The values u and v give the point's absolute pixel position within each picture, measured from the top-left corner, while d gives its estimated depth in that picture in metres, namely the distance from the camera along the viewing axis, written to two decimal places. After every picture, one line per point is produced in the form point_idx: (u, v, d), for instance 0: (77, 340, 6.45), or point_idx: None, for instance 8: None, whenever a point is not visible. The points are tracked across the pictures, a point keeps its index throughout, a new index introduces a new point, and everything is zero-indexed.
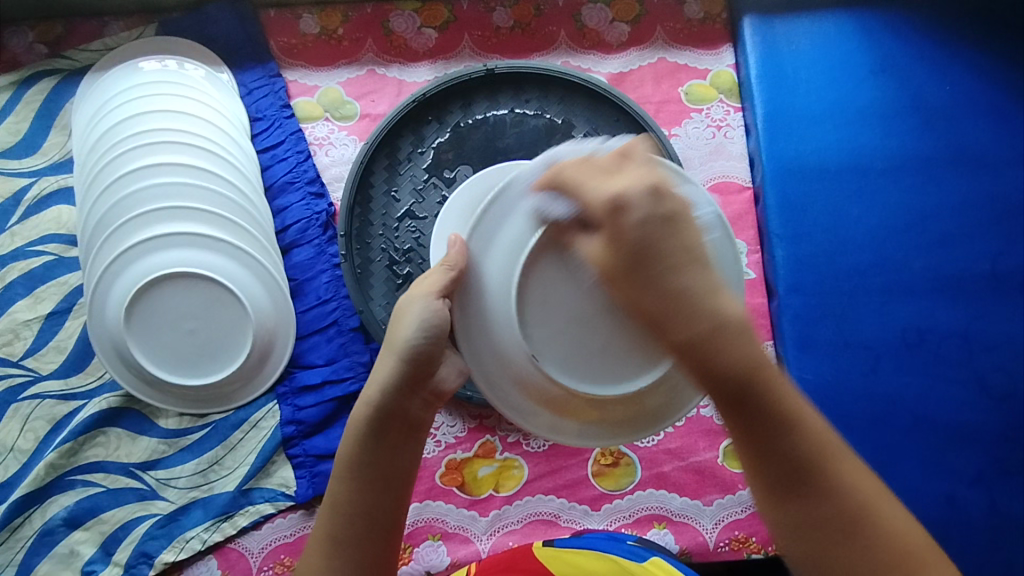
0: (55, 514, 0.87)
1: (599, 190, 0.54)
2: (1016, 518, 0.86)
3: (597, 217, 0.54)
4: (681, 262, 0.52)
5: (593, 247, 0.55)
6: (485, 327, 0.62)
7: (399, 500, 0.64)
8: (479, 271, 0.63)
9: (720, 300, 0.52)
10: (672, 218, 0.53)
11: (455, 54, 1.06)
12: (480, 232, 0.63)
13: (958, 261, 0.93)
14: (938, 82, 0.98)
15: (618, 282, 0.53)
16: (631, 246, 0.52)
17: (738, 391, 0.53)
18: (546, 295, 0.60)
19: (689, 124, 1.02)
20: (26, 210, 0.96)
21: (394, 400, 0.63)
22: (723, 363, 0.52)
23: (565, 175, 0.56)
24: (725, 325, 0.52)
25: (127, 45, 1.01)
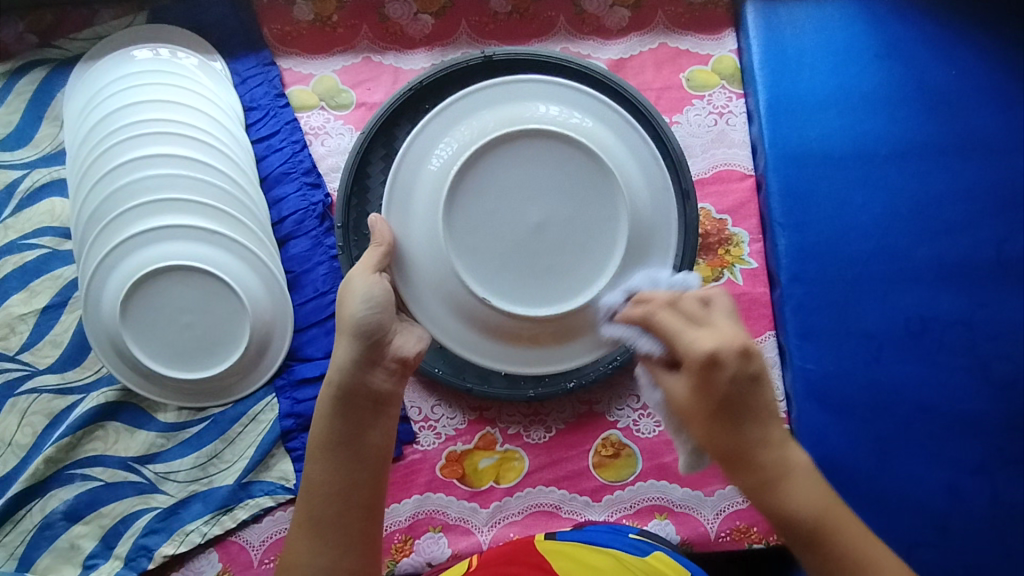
0: (55, 508, 0.87)
1: (693, 346, 0.60)
2: (1019, 507, 0.85)
3: (686, 364, 0.61)
4: (758, 414, 0.60)
5: (678, 387, 0.63)
6: (427, 280, 0.83)
7: (374, 478, 0.66)
8: (406, 241, 0.84)
9: (788, 449, 0.60)
10: (755, 375, 0.60)
11: (452, 41, 1.04)
12: (395, 210, 0.86)
13: (963, 248, 0.92)
14: (943, 67, 0.97)
15: (703, 420, 0.61)
16: (717, 399, 0.59)
17: (805, 541, 0.59)
18: (473, 226, 0.83)
19: (691, 111, 1.00)
20: (19, 203, 0.95)
21: (356, 376, 0.65)
22: (792, 502, 0.59)
23: (656, 320, 0.65)
24: (792, 471, 0.60)
25: (119, 33, 0.99)
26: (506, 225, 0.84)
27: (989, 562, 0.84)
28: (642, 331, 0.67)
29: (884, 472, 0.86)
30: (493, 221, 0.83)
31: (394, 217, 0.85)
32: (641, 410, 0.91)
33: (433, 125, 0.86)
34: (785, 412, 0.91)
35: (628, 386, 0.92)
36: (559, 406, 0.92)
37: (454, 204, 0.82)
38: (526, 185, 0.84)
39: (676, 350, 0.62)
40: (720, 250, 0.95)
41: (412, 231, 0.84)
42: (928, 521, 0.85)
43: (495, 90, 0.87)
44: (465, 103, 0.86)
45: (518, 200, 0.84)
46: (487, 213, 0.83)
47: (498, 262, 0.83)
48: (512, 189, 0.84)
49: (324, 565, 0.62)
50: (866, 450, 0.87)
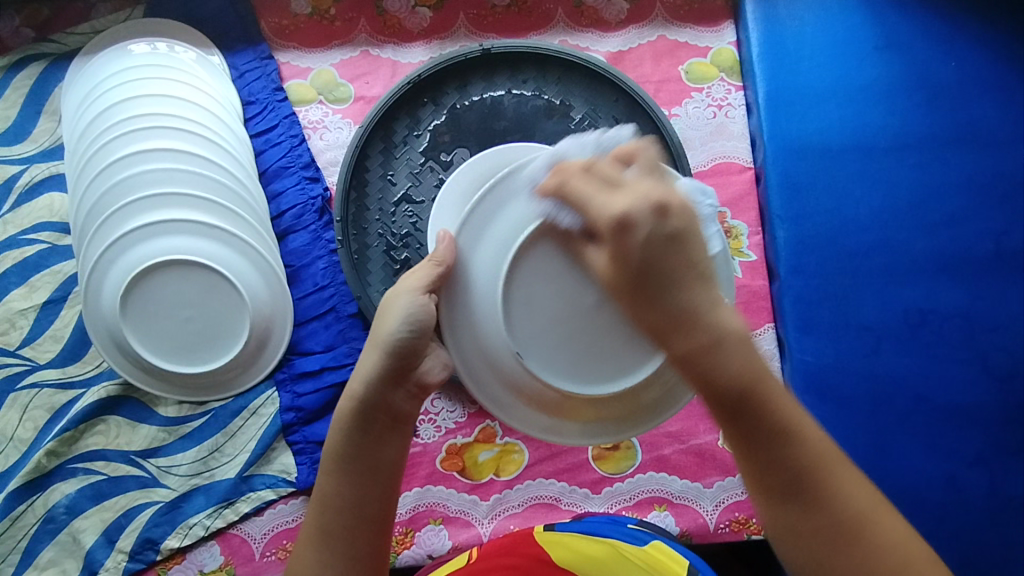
0: (58, 502, 0.87)
1: (603, 210, 0.54)
2: (1017, 498, 0.86)
3: (603, 233, 0.54)
4: (683, 279, 0.53)
5: (600, 259, 0.56)
6: (471, 323, 0.63)
7: (387, 493, 0.64)
8: (467, 264, 0.63)
9: (720, 310, 0.54)
10: (677, 234, 0.53)
11: (450, 34, 1.04)
12: (470, 226, 0.63)
13: (961, 240, 0.92)
14: (943, 58, 0.96)
15: (628, 296, 0.54)
16: (636, 267, 0.53)
17: (733, 407, 0.54)
18: (532, 298, 0.60)
19: (690, 104, 1.00)
20: (17, 198, 0.95)
21: (376, 392, 0.62)
22: (722, 372, 0.53)
23: (571, 187, 0.56)
24: (727, 337, 0.53)
25: (116, 27, 0.99)
26: (564, 298, 0.60)
27: (987, 553, 0.84)
28: (557, 202, 0.58)
29: (882, 464, 0.87)
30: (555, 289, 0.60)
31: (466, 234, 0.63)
32: None
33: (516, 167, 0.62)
34: None
35: None
36: None
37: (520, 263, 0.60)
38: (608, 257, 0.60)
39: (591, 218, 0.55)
40: None
41: (478, 256, 0.63)
42: (926, 512, 0.85)
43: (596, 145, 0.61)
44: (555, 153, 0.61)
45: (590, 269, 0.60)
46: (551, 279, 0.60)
47: (552, 334, 0.61)
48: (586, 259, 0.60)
49: None
50: (865, 442, 0.87)
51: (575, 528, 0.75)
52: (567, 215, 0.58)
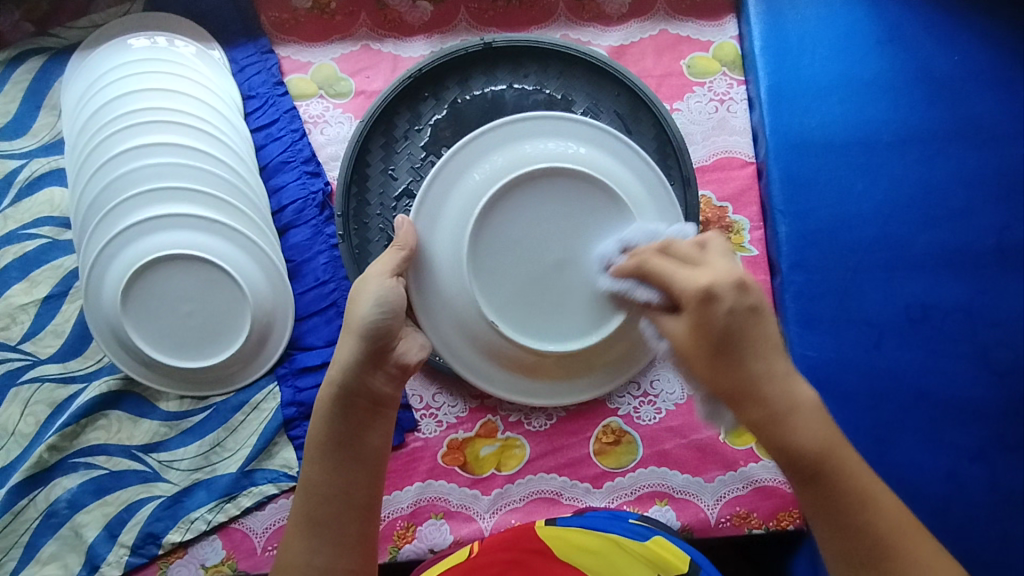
0: (59, 497, 0.87)
1: (687, 283, 0.57)
2: (1019, 493, 0.86)
3: (685, 303, 0.57)
4: (761, 348, 0.55)
5: (679, 329, 0.59)
6: (440, 298, 0.73)
7: (373, 478, 0.64)
8: (427, 250, 0.73)
9: (795, 383, 0.55)
10: (756, 308, 0.55)
11: (451, 28, 1.04)
12: (424, 212, 0.74)
13: (963, 235, 0.92)
14: (946, 53, 0.96)
15: (705, 362, 0.56)
16: (717, 335, 0.55)
17: (803, 475, 0.55)
18: (494, 263, 0.73)
19: (691, 98, 1.00)
20: (18, 193, 0.95)
21: (356, 376, 0.63)
22: (793, 441, 0.54)
23: (651, 266, 0.62)
24: (800, 405, 0.55)
25: (115, 21, 0.99)
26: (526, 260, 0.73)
27: (988, 548, 0.84)
28: (638, 281, 0.65)
29: (883, 459, 0.87)
30: (515, 252, 0.73)
31: (422, 220, 0.73)
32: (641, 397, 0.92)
33: (461, 152, 0.75)
34: None
35: None
36: None
37: (480, 235, 0.72)
38: (556, 222, 0.73)
39: (674, 292, 0.59)
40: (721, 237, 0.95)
41: (436, 236, 0.74)
42: (927, 507, 0.85)
43: (535, 121, 0.75)
44: (495, 134, 0.75)
45: (541, 234, 0.73)
46: (511, 242, 0.73)
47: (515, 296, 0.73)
48: (537, 224, 0.73)
49: (323, 562, 0.61)
50: (866, 437, 0.88)
51: (582, 523, 0.75)
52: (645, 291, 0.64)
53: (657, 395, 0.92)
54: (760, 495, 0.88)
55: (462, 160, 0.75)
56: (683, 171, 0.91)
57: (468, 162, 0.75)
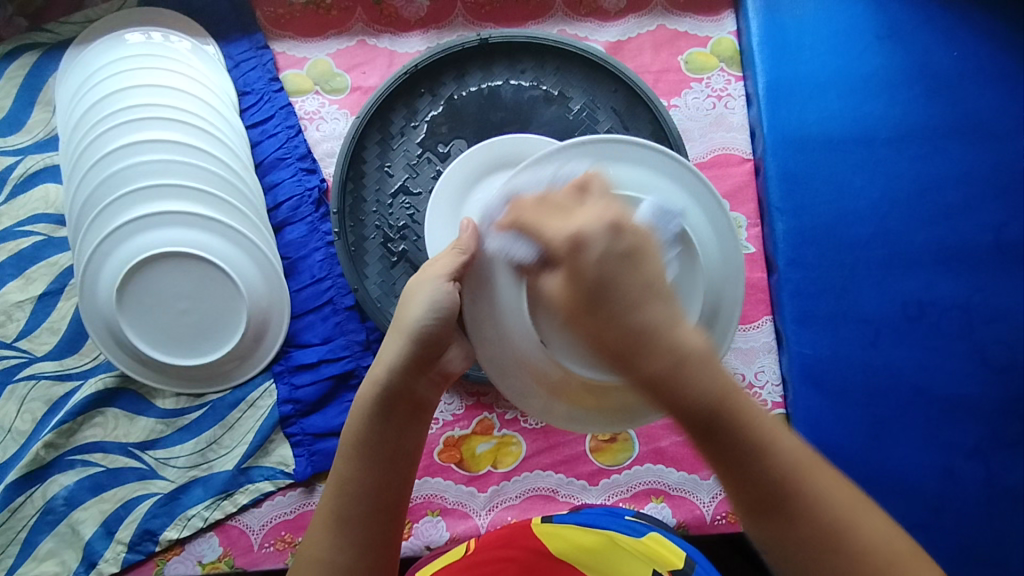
0: (57, 494, 0.87)
1: (559, 229, 0.49)
2: (1014, 490, 0.86)
3: (555, 254, 0.49)
4: (639, 300, 0.47)
5: (554, 285, 0.50)
6: (495, 315, 0.61)
7: (405, 479, 0.64)
8: (487, 256, 0.61)
9: (683, 327, 0.48)
10: (632, 252, 0.48)
11: (447, 23, 1.03)
12: (492, 208, 0.61)
13: (961, 232, 0.92)
14: (945, 49, 0.95)
15: (579, 318, 0.49)
16: (586, 293, 0.47)
17: (702, 430, 0.50)
18: None
19: (689, 94, 0.99)
20: (12, 189, 0.95)
21: (399, 378, 0.63)
22: (691, 396, 0.48)
23: (526, 218, 0.52)
24: (689, 354, 0.48)
25: (110, 17, 0.98)
26: None
27: (983, 544, 0.84)
28: (513, 235, 0.53)
29: (880, 455, 0.87)
30: None
31: (488, 225, 0.61)
32: None
33: (541, 160, 0.61)
34: (782, 396, 0.91)
35: None
36: None
37: None
38: None
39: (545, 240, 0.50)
40: None
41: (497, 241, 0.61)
42: (922, 504, 0.86)
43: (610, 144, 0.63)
44: (577, 151, 0.62)
45: None
46: None
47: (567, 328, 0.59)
48: None
49: (348, 560, 0.61)
50: (861, 433, 0.88)
51: (576, 519, 0.76)
52: (523, 246, 0.53)
53: None
54: None
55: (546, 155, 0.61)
56: None
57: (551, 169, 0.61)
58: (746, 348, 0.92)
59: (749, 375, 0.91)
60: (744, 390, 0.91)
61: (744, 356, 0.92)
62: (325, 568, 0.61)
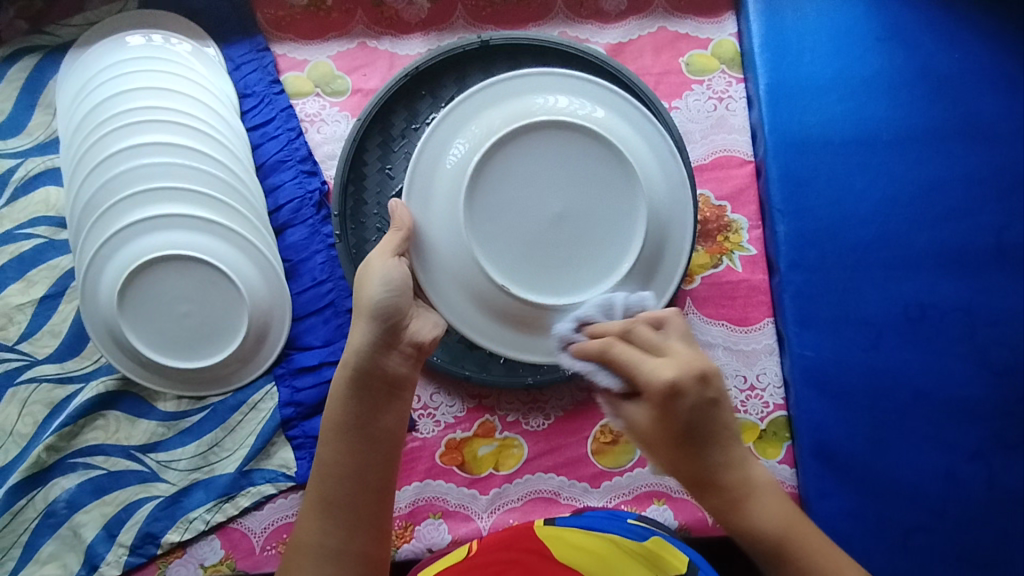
0: (58, 497, 0.87)
1: (653, 373, 0.56)
2: (1016, 492, 0.86)
3: (649, 395, 0.56)
4: (721, 438, 0.56)
5: (639, 415, 0.58)
6: (444, 269, 0.77)
7: (388, 460, 0.64)
8: (426, 227, 0.77)
9: (751, 464, 0.57)
10: (716, 399, 0.56)
11: (448, 25, 1.03)
12: (418, 194, 0.78)
13: (962, 234, 0.92)
14: (946, 50, 0.95)
15: (664, 444, 0.57)
16: (677, 429, 0.55)
17: (774, 562, 0.56)
18: (497, 224, 0.77)
19: (690, 96, 0.99)
20: (13, 192, 0.95)
21: (369, 357, 0.64)
22: (757, 522, 0.56)
23: (614, 352, 0.59)
24: (755, 488, 0.57)
25: (110, 20, 0.98)
26: (527, 218, 0.77)
27: (985, 546, 0.84)
28: (598, 365, 0.60)
29: (882, 457, 0.87)
30: (515, 210, 0.77)
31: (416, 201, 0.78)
32: None
33: (449, 120, 0.79)
34: (783, 398, 0.91)
35: None
36: (558, 393, 0.92)
37: (477, 195, 0.76)
38: (552, 176, 0.77)
39: (637, 381, 0.57)
40: (719, 236, 0.95)
41: (431, 214, 0.78)
42: (923, 505, 0.86)
43: (507, 84, 0.80)
44: (478, 100, 0.79)
45: (537, 191, 0.77)
46: (509, 203, 0.77)
47: (519, 255, 0.77)
48: (534, 181, 0.77)
49: (336, 546, 0.61)
50: (863, 435, 0.88)
51: (576, 522, 0.77)
52: (606, 377, 0.60)
53: None
54: None
55: (450, 125, 0.79)
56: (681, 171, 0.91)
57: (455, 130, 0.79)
58: (747, 350, 0.92)
59: (750, 377, 0.92)
60: (746, 392, 0.91)
61: (745, 358, 0.92)
62: (315, 552, 0.61)
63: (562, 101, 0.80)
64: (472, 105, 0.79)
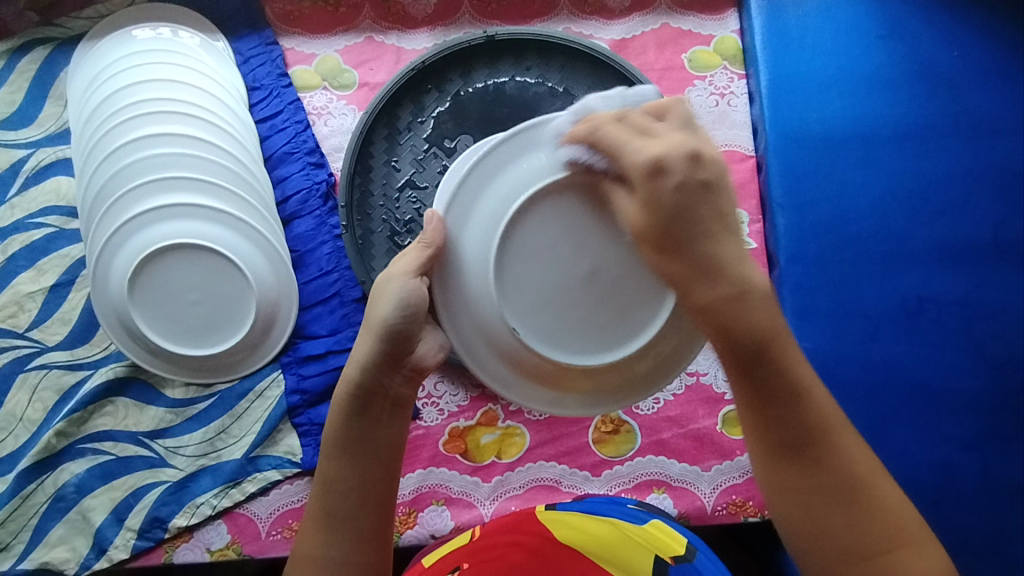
0: (68, 481, 0.89)
1: (638, 154, 0.54)
2: (1010, 482, 0.87)
3: (635, 180, 0.54)
4: (714, 231, 0.54)
5: (629, 207, 0.56)
6: (465, 301, 0.64)
7: (389, 473, 0.66)
8: (457, 247, 0.64)
9: (753, 277, 0.55)
10: (708, 183, 0.54)
11: (454, 20, 1.04)
12: (455, 209, 0.64)
13: (960, 229, 0.93)
14: (945, 48, 0.97)
15: (656, 245, 0.55)
16: (667, 212, 0.53)
17: (748, 366, 0.56)
18: (530, 273, 0.62)
19: (692, 92, 1.00)
20: (24, 181, 0.96)
21: (371, 376, 0.63)
22: (740, 327, 0.54)
23: (604, 133, 0.57)
24: (751, 290, 0.54)
25: (120, 12, 0.99)
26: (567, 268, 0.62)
27: (979, 536, 0.86)
28: (587, 147, 0.58)
29: (881, 448, 0.88)
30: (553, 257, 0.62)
31: (453, 215, 0.64)
32: None
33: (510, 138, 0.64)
34: None
35: None
36: None
37: (515, 233, 0.61)
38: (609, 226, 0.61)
39: (622, 161, 0.55)
40: None
41: (467, 230, 0.64)
42: (919, 495, 0.87)
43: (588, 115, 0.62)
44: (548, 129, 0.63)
45: (587, 239, 0.62)
46: (548, 246, 0.62)
47: (546, 308, 0.62)
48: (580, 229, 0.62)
49: (341, 556, 0.64)
50: (862, 426, 0.89)
51: (577, 506, 0.78)
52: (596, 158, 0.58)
53: None
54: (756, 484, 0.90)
55: (508, 145, 0.63)
56: None
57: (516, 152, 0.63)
58: None
59: None
60: None
61: None
62: (321, 564, 0.64)
63: None
64: (531, 133, 0.64)
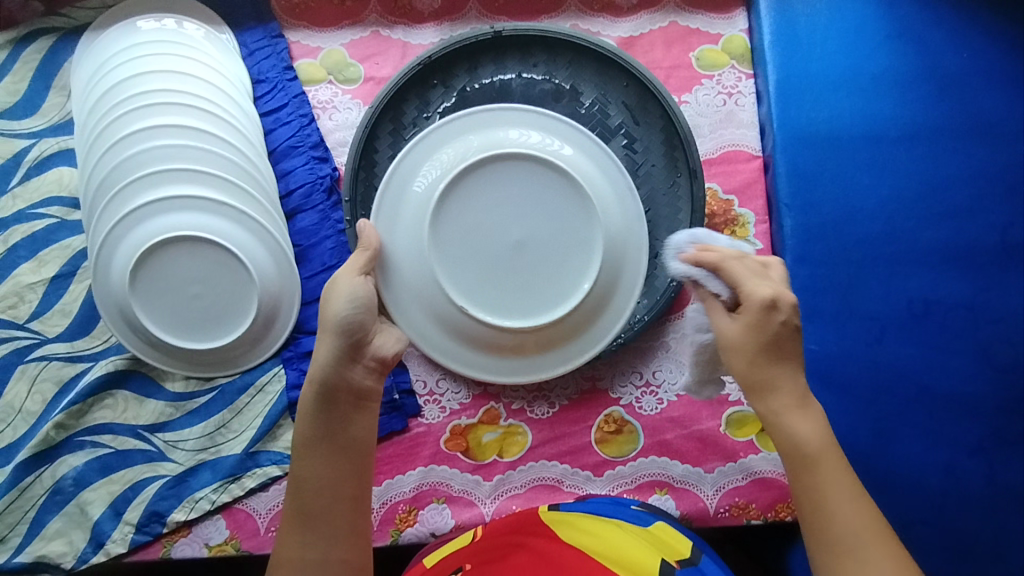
0: (65, 474, 0.88)
1: (755, 291, 0.64)
2: (1015, 488, 0.86)
3: (747, 307, 0.64)
4: (785, 356, 0.64)
5: (730, 326, 0.66)
6: (406, 288, 0.81)
7: (362, 470, 0.68)
8: (390, 243, 0.81)
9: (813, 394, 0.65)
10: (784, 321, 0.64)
11: (461, 15, 1.04)
12: (384, 209, 0.82)
13: (968, 232, 0.92)
14: (955, 50, 0.96)
15: (748, 356, 0.64)
16: (768, 336, 0.64)
17: (797, 464, 0.62)
18: (460, 250, 0.81)
19: (700, 91, 1.00)
20: (27, 172, 0.95)
21: (333, 372, 0.67)
22: (796, 427, 0.62)
23: (727, 266, 0.67)
24: (808, 406, 0.64)
25: (125, 3, 0.99)
26: (488, 242, 0.82)
27: (982, 542, 0.85)
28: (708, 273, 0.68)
29: (887, 453, 0.87)
30: (475, 234, 0.81)
31: (383, 219, 0.81)
32: (643, 387, 0.92)
33: (424, 141, 0.84)
34: None
35: (629, 363, 0.93)
36: (563, 382, 0.93)
37: (440, 219, 0.80)
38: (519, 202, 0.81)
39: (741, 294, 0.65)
40: (726, 230, 0.96)
41: (397, 236, 0.81)
42: (923, 499, 0.86)
43: (489, 114, 0.84)
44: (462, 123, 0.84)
45: (502, 215, 0.82)
46: (472, 227, 0.81)
47: (482, 281, 0.81)
48: (496, 208, 0.81)
49: (317, 557, 0.64)
50: (867, 430, 0.88)
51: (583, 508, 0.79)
52: (715, 284, 0.68)
53: (659, 385, 0.92)
54: (759, 486, 0.89)
55: (423, 148, 0.84)
56: (690, 164, 0.92)
57: (428, 154, 0.83)
58: None
59: None
60: None
61: None
62: (297, 567, 0.64)
63: (521, 129, 0.84)
64: (445, 130, 0.84)
